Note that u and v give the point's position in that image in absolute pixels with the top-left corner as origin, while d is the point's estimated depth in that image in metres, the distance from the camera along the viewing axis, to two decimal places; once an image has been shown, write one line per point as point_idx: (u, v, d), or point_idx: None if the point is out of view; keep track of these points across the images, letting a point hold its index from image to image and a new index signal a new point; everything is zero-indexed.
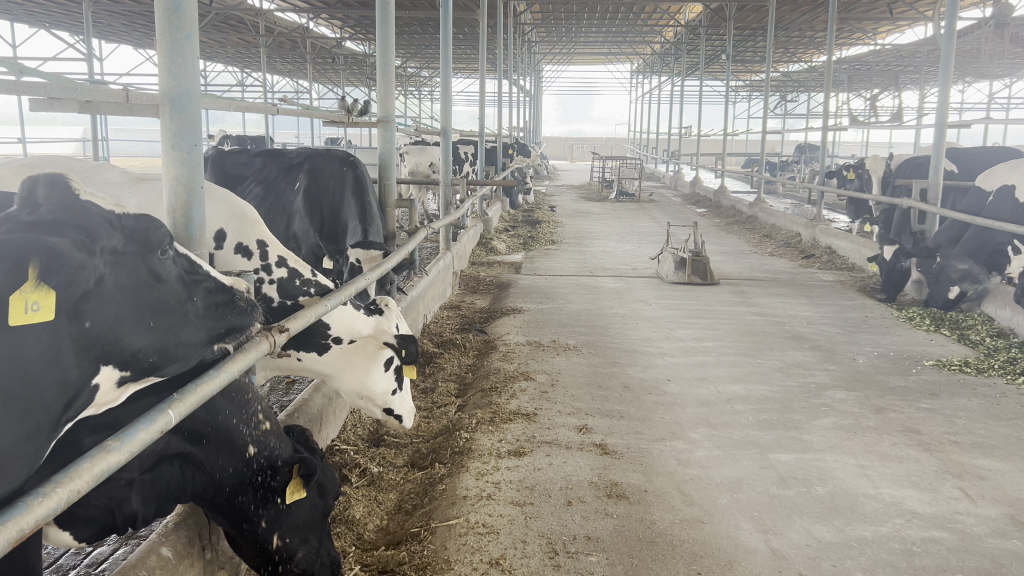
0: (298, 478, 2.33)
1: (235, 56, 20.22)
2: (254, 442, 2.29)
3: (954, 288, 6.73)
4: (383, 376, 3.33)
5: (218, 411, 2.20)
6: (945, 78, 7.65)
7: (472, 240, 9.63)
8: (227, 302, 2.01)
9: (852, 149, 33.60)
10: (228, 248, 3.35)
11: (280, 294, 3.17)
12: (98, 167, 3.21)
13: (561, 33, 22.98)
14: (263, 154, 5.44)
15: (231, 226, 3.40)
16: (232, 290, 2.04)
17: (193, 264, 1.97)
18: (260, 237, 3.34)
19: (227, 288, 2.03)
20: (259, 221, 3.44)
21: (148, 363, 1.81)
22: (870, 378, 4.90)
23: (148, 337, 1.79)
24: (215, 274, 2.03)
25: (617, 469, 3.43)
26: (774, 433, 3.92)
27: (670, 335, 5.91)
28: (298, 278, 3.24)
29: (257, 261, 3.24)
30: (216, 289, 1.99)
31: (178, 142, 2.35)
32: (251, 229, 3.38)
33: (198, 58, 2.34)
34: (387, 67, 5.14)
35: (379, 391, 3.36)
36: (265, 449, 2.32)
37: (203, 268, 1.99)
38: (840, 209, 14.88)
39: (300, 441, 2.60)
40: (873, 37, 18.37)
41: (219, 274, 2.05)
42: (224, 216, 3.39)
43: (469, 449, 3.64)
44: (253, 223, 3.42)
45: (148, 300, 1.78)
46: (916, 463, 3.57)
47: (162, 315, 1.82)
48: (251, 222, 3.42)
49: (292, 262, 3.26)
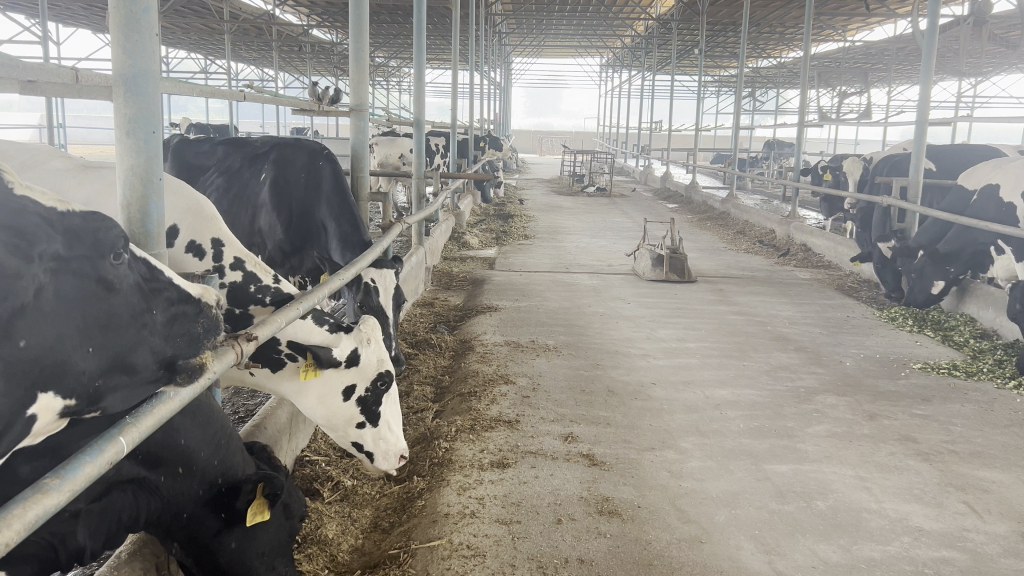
0: (262, 498, 2.06)
1: (199, 43, 19.75)
2: (215, 463, 2.06)
3: (937, 283, 6.68)
4: (341, 407, 2.87)
5: (176, 429, 1.98)
6: (927, 75, 7.55)
7: (444, 234, 9.39)
8: (190, 316, 1.78)
9: (817, 146, 33.84)
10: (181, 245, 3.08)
11: (230, 299, 2.89)
12: (40, 155, 2.92)
13: (532, 25, 22.74)
14: (225, 143, 5.14)
15: (190, 220, 3.13)
16: (197, 303, 1.80)
17: (153, 269, 1.73)
18: (217, 235, 3.08)
19: (192, 300, 1.79)
20: (218, 217, 3.18)
21: (93, 390, 1.57)
22: (859, 382, 4.76)
23: (94, 359, 1.55)
24: (180, 282, 1.79)
25: (607, 482, 3.24)
26: (767, 441, 3.75)
27: (652, 335, 5.73)
28: (253, 284, 2.93)
29: (209, 262, 2.98)
30: (180, 300, 1.76)
31: (133, 128, 2.10)
32: (209, 225, 3.12)
33: (156, 35, 2.10)
34: (360, 54, 4.89)
35: (340, 420, 2.92)
36: (228, 469, 2.09)
37: (164, 275, 1.75)
38: (812, 207, 14.87)
39: (263, 460, 2.37)
40: (843, 33, 18.37)
41: (184, 282, 1.81)
42: (179, 211, 3.12)
43: (449, 460, 3.43)
44: (210, 220, 3.15)
45: (96, 312, 1.54)
46: (916, 474, 3.42)
47: (112, 331, 1.58)
48: (209, 217, 3.16)
49: (251, 265, 2.97)
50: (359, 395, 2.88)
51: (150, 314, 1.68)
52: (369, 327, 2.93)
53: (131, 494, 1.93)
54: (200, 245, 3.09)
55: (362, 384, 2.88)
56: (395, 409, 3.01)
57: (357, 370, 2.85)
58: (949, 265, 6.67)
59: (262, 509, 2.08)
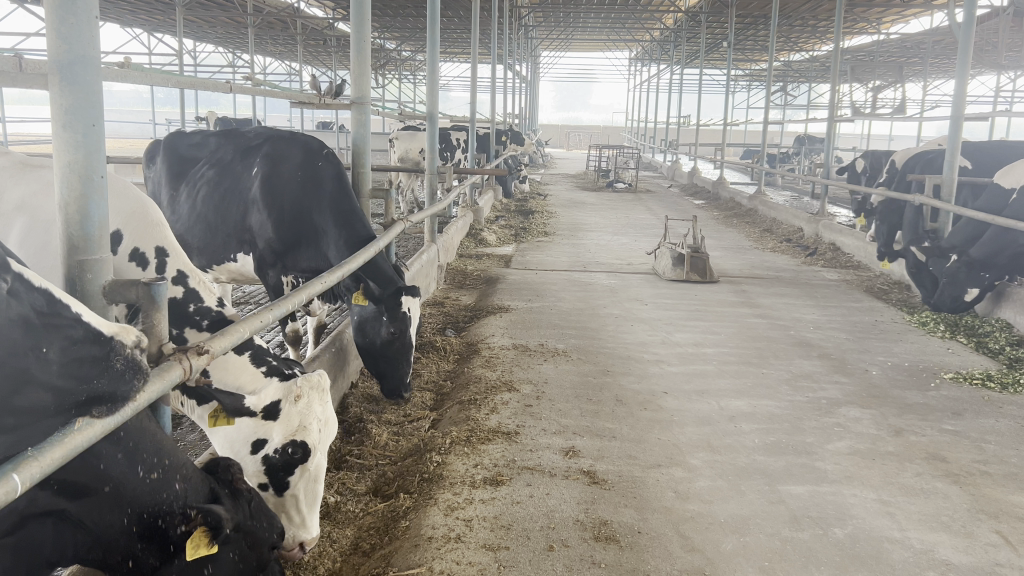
0: (200, 530, 1.79)
1: (224, 37, 19.72)
2: (147, 491, 1.84)
3: (973, 289, 6.39)
4: (245, 460, 2.49)
5: (97, 456, 1.78)
6: (963, 67, 7.18)
7: (459, 231, 9.19)
8: (100, 358, 1.64)
9: (849, 142, 33.21)
10: (122, 252, 2.90)
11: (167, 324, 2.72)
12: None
13: (558, 18, 22.43)
14: (217, 135, 5.01)
15: (138, 225, 2.94)
16: (110, 343, 1.66)
17: (58, 301, 1.66)
18: (161, 243, 2.95)
19: (104, 341, 1.66)
20: (162, 223, 3.01)
21: None
22: (885, 393, 4.47)
23: None
24: (94, 319, 1.68)
25: (607, 504, 3.00)
26: (783, 459, 3.50)
27: (667, 339, 5.48)
28: (191, 305, 2.78)
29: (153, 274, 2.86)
30: (85, 340, 1.65)
31: (69, 121, 1.88)
32: (154, 232, 2.95)
33: (97, 16, 1.87)
34: (361, 44, 4.70)
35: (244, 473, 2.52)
36: (169, 498, 1.87)
37: (70, 309, 1.66)
38: (842, 205, 14.46)
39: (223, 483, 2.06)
40: (877, 26, 17.88)
41: (99, 318, 1.69)
42: (123, 216, 2.93)
43: (440, 476, 3.23)
44: (155, 226, 2.97)
45: None
46: (945, 498, 3.16)
47: None
48: (155, 222, 2.99)
49: (194, 283, 2.87)
50: (266, 452, 2.49)
51: (41, 350, 1.63)
52: (308, 388, 2.59)
53: (51, 526, 1.77)
54: (143, 254, 2.93)
55: (270, 446, 2.49)
56: (313, 485, 2.51)
57: (273, 424, 2.52)
58: (983, 270, 6.37)
59: (206, 541, 1.80)
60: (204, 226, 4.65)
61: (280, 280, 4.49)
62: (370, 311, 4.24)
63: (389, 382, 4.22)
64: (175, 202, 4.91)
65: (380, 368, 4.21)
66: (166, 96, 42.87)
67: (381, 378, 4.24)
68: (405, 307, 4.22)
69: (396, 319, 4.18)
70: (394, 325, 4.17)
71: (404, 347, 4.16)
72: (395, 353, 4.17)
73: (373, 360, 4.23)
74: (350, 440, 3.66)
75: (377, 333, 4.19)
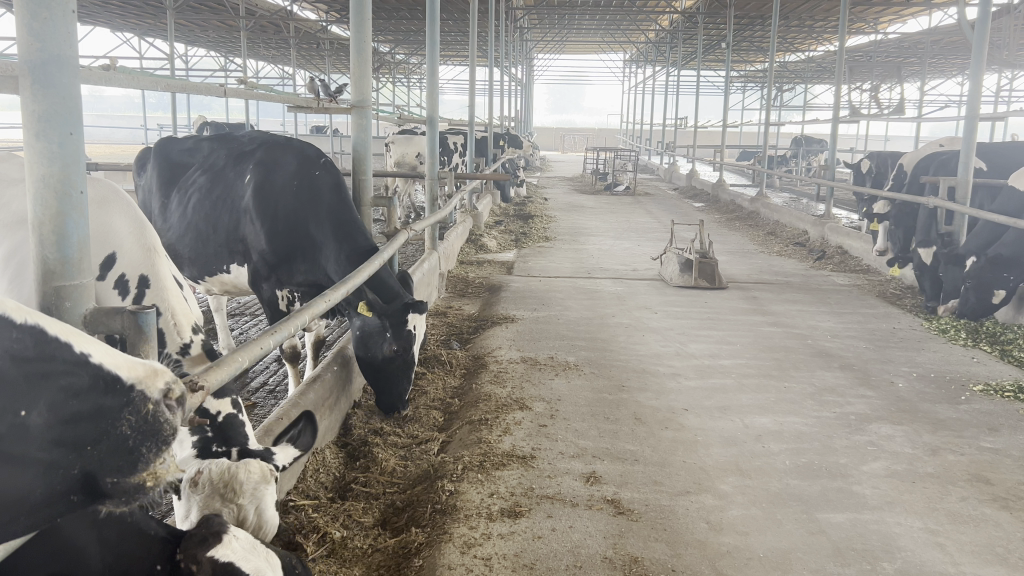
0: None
1: (217, 40, 19.46)
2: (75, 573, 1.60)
3: (1000, 291, 6.18)
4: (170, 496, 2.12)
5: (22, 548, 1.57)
6: (978, 65, 6.96)
7: (459, 237, 8.98)
8: (108, 415, 1.40)
9: (845, 143, 33.02)
10: (109, 277, 2.63)
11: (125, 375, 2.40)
12: None
13: (553, 20, 22.25)
14: (211, 139, 4.84)
15: (129, 249, 2.68)
16: (127, 396, 1.42)
17: (56, 342, 1.38)
18: (147, 271, 2.65)
19: (121, 393, 1.41)
20: (159, 250, 2.74)
21: None
22: (915, 407, 4.26)
23: None
24: (109, 361, 1.42)
25: (635, 537, 2.79)
26: (817, 483, 3.28)
27: (682, 351, 5.25)
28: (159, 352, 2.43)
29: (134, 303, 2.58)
30: (89, 392, 1.39)
31: (43, 130, 1.65)
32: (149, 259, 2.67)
33: (74, 12, 1.65)
34: (361, 45, 4.50)
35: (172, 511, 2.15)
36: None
37: (74, 351, 1.40)
38: (844, 207, 14.28)
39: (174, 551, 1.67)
40: (876, 26, 17.72)
41: (117, 361, 1.43)
42: (116, 237, 2.69)
43: (454, 507, 3.00)
44: (151, 252, 2.70)
45: None
46: (997, 527, 2.94)
47: None
48: (151, 248, 2.71)
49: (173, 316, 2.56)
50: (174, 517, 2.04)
51: (25, 413, 1.33)
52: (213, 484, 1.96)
53: None
54: (128, 281, 2.63)
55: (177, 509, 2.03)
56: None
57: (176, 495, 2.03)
58: (1008, 271, 6.16)
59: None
60: (196, 235, 4.46)
61: (274, 294, 4.23)
62: (372, 324, 4.00)
63: (384, 399, 4.04)
64: (168, 210, 4.74)
65: (378, 385, 4.02)
66: (157, 100, 42.77)
67: (379, 395, 4.06)
68: (409, 326, 3.97)
69: (400, 335, 3.94)
70: (399, 341, 3.94)
71: (407, 364, 3.96)
72: (398, 370, 3.96)
73: (373, 375, 4.02)
74: (355, 467, 3.43)
75: (378, 347, 3.96)
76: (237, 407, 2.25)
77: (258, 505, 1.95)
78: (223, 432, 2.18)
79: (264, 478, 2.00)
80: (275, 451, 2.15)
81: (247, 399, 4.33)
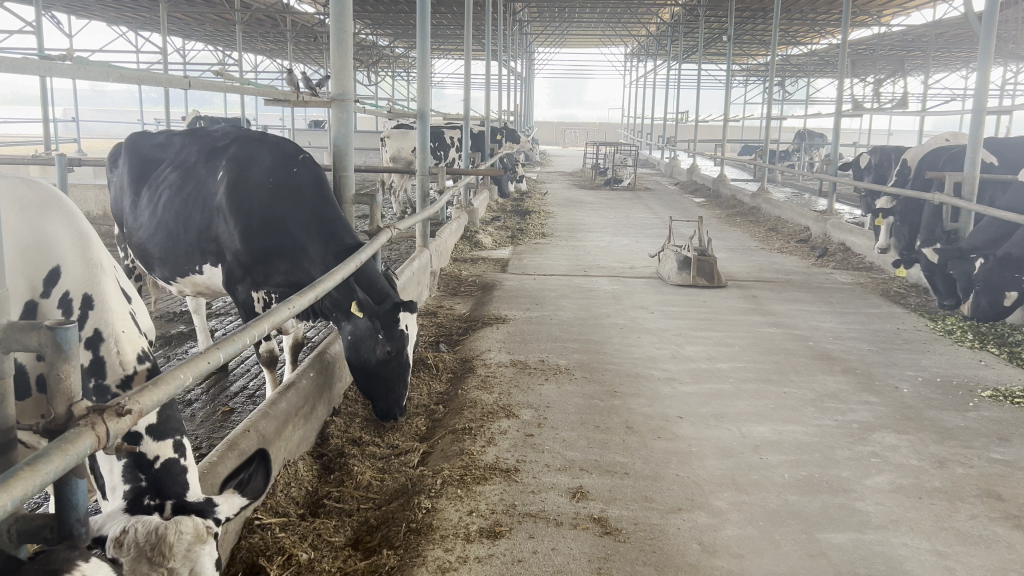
0: None
1: (214, 34, 19.27)
2: None
3: (1012, 293, 5.96)
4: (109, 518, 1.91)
5: None
6: (985, 56, 6.73)
7: (453, 233, 8.81)
8: None
9: (849, 136, 32.80)
10: (53, 293, 2.33)
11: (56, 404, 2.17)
12: None
13: (553, 14, 22.03)
14: (182, 133, 4.64)
15: (72, 263, 2.36)
16: None
17: None
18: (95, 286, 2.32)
19: None
20: (106, 265, 2.42)
21: None
22: (920, 415, 4.07)
23: None
24: None
25: (621, 561, 2.60)
26: (818, 499, 3.09)
27: (678, 353, 5.06)
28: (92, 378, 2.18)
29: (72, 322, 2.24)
30: None
31: None
32: (97, 273, 2.35)
33: None
34: (342, 36, 4.30)
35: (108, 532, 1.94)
36: None
37: None
38: (847, 202, 14.08)
39: None
40: (879, 19, 17.46)
41: None
42: (60, 241, 2.40)
43: (431, 526, 2.81)
44: (97, 267, 2.37)
45: None
46: (1009, 548, 2.75)
47: None
48: (96, 263, 2.38)
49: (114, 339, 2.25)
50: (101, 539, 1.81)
51: None
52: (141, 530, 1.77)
53: None
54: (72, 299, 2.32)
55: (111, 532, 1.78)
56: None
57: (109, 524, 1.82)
58: (1020, 272, 5.97)
59: None
60: (167, 234, 4.29)
61: (250, 296, 4.04)
62: (364, 329, 3.85)
63: (380, 403, 3.88)
64: (139, 207, 4.57)
65: (368, 391, 3.91)
66: (156, 94, 42.70)
67: (375, 401, 3.91)
68: (401, 324, 3.84)
69: (393, 336, 3.80)
70: (392, 343, 3.80)
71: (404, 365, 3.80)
72: (393, 372, 3.81)
73: (369, 380, 3.87)
74: (329, 481, 3.24)
75: (371, 352, 3.83)
76: (179, 451, 2.08)
77: (192, 568, 1.75)
78: (157, 483, 1.98)
79: (199, 538, 1.80)
80: (218, 502, 1.93)
81: (224, 404, 4.14)
